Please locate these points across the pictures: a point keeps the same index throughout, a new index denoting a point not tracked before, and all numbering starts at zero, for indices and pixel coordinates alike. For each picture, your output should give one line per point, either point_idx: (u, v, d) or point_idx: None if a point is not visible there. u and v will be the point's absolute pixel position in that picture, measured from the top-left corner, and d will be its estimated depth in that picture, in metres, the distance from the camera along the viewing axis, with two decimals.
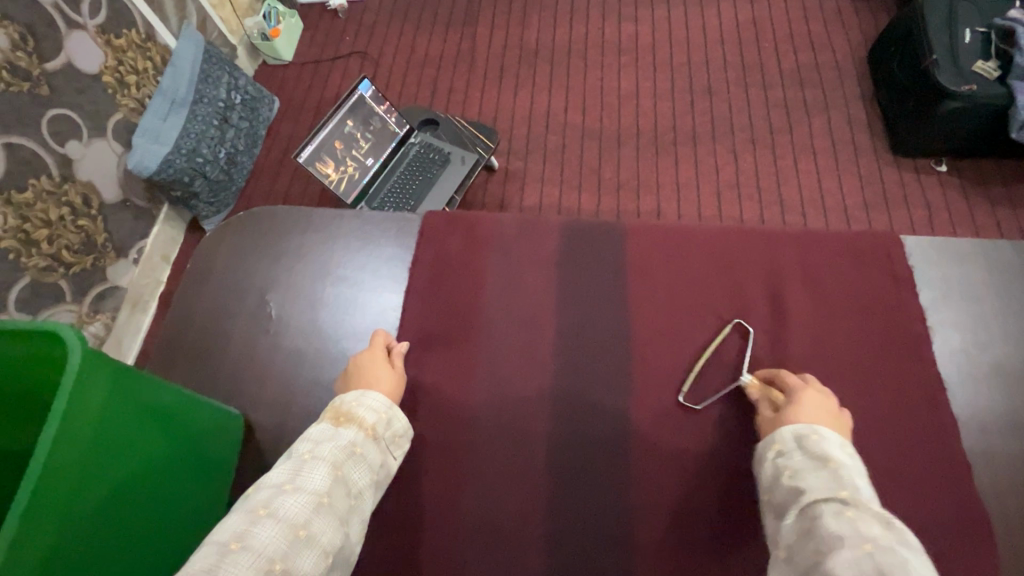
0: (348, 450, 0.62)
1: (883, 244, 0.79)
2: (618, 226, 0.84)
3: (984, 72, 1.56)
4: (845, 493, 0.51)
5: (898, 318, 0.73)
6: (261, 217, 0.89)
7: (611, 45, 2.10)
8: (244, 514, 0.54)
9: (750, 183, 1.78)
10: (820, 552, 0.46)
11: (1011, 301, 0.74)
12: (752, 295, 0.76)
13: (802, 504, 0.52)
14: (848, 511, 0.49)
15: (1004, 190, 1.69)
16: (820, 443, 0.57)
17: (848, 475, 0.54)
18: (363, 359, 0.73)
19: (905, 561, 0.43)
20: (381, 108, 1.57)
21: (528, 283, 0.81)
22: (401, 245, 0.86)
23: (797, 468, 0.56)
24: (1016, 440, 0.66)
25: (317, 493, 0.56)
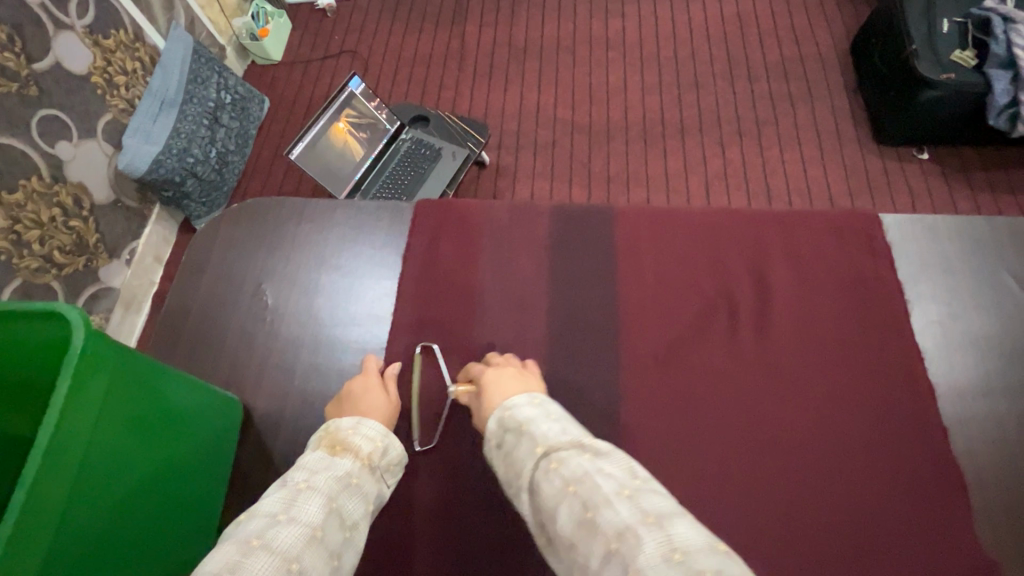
0: (343, 480, 0.58)
1: (862, 221, 0.81)
2: (607, 211, 0.86)
3: (962, 61, 1.59)
4: (542, 448, 0.55)
5: (876, 293, 0.75)
6: (256, 209, 0.90)
7: (599, 40, 2.12)
8: (234, 546, 0.50)
9: (737, 173, 1.81)
10: (554, 520, 0.50)
11: (984, 273, 0.76)
12: (737, 274, 0.79)
13: (525, 482, 0.54)
14: (551, 463, 0.53)
15: (984, 176, 1.73)
16: (512, 414, 0.61)
17: (537, 427, 0.58)
18: (356, 386, 0.71)
19: (601, 484, 0.49)
20: (371, 105, 1.59)
21: (519, 267, 0.82)
22: (394, 231, 0.87)
23: (507, 447, 0.59)
24: (989, 404, 0.69)
25: (310, 525, 0.52)
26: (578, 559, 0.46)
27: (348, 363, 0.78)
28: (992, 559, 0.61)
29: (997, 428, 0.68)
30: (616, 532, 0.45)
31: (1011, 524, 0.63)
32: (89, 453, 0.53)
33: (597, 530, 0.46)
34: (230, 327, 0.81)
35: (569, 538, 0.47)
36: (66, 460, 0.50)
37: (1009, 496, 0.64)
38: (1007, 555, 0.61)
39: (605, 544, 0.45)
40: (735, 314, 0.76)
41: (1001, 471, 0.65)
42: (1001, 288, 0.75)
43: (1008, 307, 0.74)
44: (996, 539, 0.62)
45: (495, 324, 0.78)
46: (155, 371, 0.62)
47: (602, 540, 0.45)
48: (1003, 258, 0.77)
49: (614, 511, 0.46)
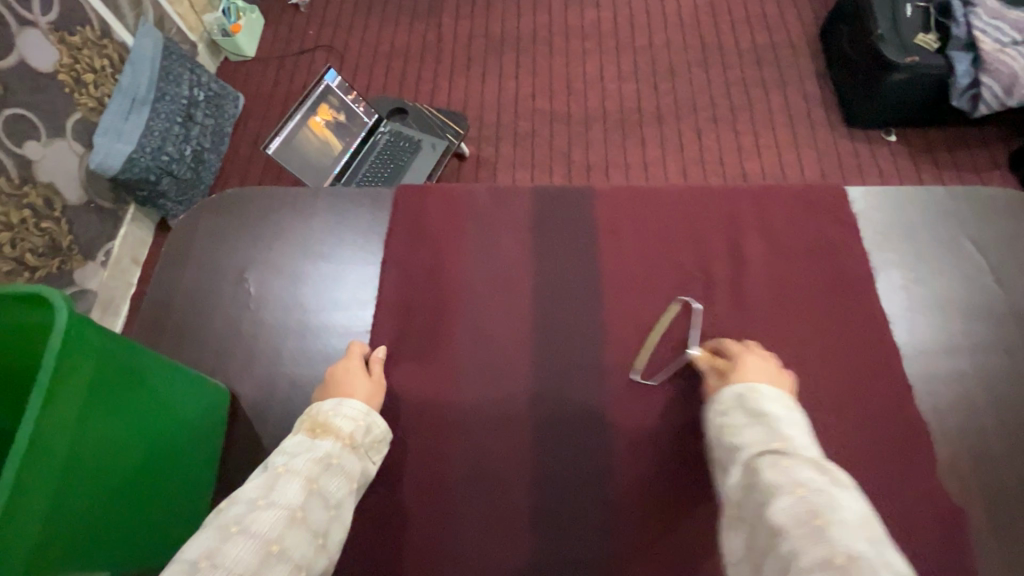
0: (324, 462, 0.59)
1: (830, 194, 0.84)
2: (585, 191, 0.87)
3: (925, 44, 1.65)
4: (779, 443, 0.54)
5: (845, 262, 0.78)
6: (235, 200, 0.90)
7: (575, 31, 2.13)
8: (214, 530, 0.51)
9: (713, 158, 1.85)
10: (765, 506, 0.48)
11: (944, 240, 0.80)
12: (712, 248, 0.81)
13: (745, 462, 0.53)
14: (786, 460, 0.51)
15: (949, 156, 1.79)
16: (759, 400, 0.60)
17: (781, 426, 0.56)
18: (339, 369, 0.72)
19: (841, 503, 0.45)
20: (348, 98, 1.58)
21: (501, 248, 0.83)
22: (375, 217, 0.88)
23: (738, 426, 0.58)
24: (952, 364, 0.72)
25: (291, 506, 0.54)
26: (780, 553, 0.44)
27: (333, 346, 0.78)
28: (957, 507, 0.64)
29: (961, 386, 0.71)
30: (845, 550, 0.42)
31: (974, 474, 0.66)
32: (75, 445, 0.53)
33: (821, 536, 0.43)
34: (210, 317, 0.81)
35: (779, 530, 0.45)
36: (53, 452, 0.51)
37: (973, 449, 0.67)
38: (970, 503, 0.65)
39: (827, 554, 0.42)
40: (711, 287, 0.78)
41: (964, 426, 0.69)
42: (962, 255, 0.78)
43: (968, 272, 0.77)
44: (962, 488, 0.65)
45: (477, 306, 0.80)
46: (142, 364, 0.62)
47: (824, 550, 0.42)
48: (964, 226, 0.80)
49: (850, 533, 0.43)
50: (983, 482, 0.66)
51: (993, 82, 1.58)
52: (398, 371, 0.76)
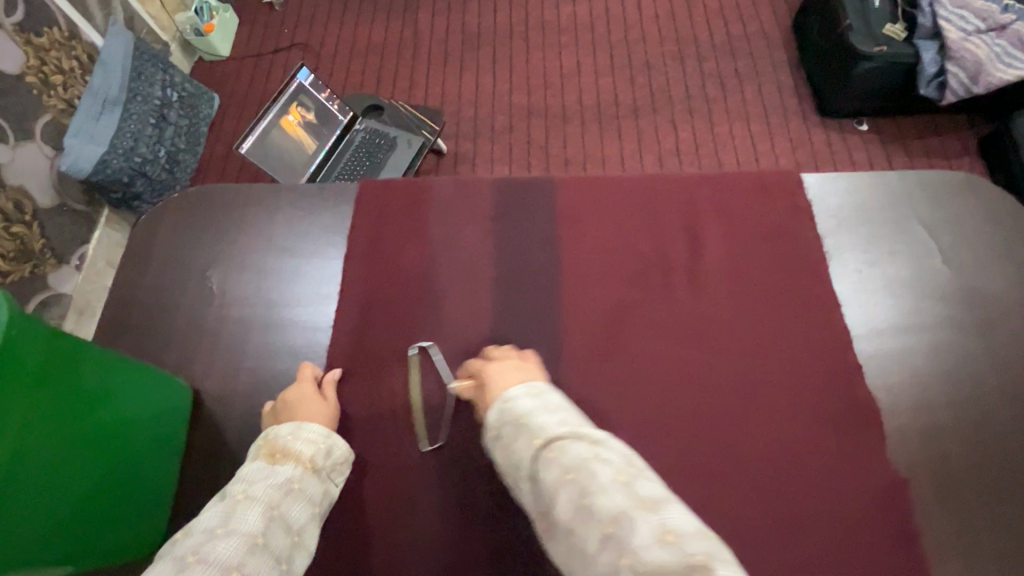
0: (284, 487, 0.60)
1: (786, 181, 0.86)
2: (547, 182, 0.88)
3: (893, 34, 1.68)
4: (540, 439, 0.57)
5: (800, 245, 0.80)
6: (198, 197, 0.89)
7: (551, 25, 2.14)
8: (171, 562, 0.51)
9: (689, 150, 1.87)
10: (553, 507, 0.52)
11: (895, 223, 0.81)
12: (672, 235, 0.82)
13: (524, 472, 0.56)
14: (550, 451, 0.55)
15: (919, 143, 1.82)
16: (513, 404, 0.62)
17: (535, 419, 0.59)
18: (292, 395, 0.71)
19: (598, 471, 0.51)
20: (322, 96, 1.58)
21: (463, 240, 0.84)
22: (339, 212, 0.87)
23: (506, 439, 0.60)
24: (902, 343, 0.74)
25: (251, 533, 0.55)
26: (577, 545, 0.49)
27: (299, 344, 0.79)
28: (903, 479, 0.66)
29: (910, 364, 0.72)
30: (611, 518, 0.47)
31: (922, 447, 0.68)
32: (24, 448, 0.53)
33: (594, 516, 0.48)
34: (175, 314, 0.81)
35: (568, 526, 0.50)
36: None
37: (921, 423, 0.69)
38: (918, 475, 0.66)
39: (601, 529, 0.47)
40: (672, 274, 0.79)
41: (913, 401, 0.70)
42: (913, 236, 0.80)
43: (920, 253, 0.79)
44: (909, 461, 0.67)
45: (439, 297, 0.80)
46: (97, 388, 0.62)
47: (598, 527, 0.47)
48: (916, 208, 0.82)
49: (611, 497, 0.49)
50: (931, 455, 0.67)
51: (959, 69, 1.61)
52: (362, 363, 0.77)
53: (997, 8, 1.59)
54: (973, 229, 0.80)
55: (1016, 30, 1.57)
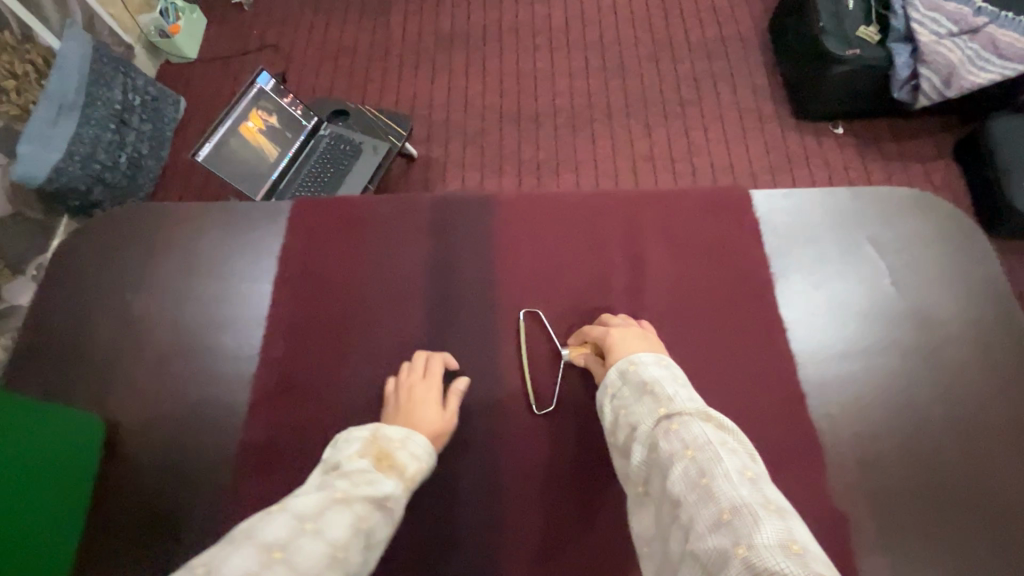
0: (379, 502, 0.56)
1: (735, 197, 0.83)
2: (489, 199, 0.85)
3: (867, 37, 1.66)
4: (664, 410, 0.58)
5: (744, 266, 0.77)
6: (122, 217, 0.85)
7: (525, 27, 2.10)
8: (257, 549, 0.45)
9: (663, 154, 1.84)
10: (664, 476, 0.52)
11: (843, 243, 0.78)
12: (613, 256, 0.79)
13: (640, 435, 0.58)
14: (673, 423, 0.56)
15: (895, 146, 1.80)
16: (637, 371, 0.64)
17: (662, 390, 0.61)
18: (418, 394, 0.69)
19: (726, 457, 0.50)
20: (284, 101, 1.54)
21: (398, 261, 0.81)
22: (270, 232, 0.84)
23: (626, 402, 0.62)
24: (845, 370, 0.71)
25: (336, 542, 0.49)
26: (682, 520, 0.48)
27: (222, 369, 0.75)
28: (840, 512, 0.64)
29: (853, 391, 0.70)
30: (732, 505, 0.46)
31: (862, 479, 0.66)
32: None
33: (713, 497, 0.47)
34: (94, 340, 0.77)
35: (677, 499, 0.50)
36: None
37: (864, 454, 0.67)
38: (858, 509, 0.64)
39: (718, 512, 0.46)
40: (613, 296, 0.77)
41: (856, 431, 0.68)
42: (862, 257, 0.78)
43: (870, 274, 0.77)
44: (848, 495, 0.65)
45: (371, 324, 0.77)
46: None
47: (714, 509, 0.47)
48: (865, 226, 0.79)
49: (735, 488, 0.48)
50: (869, 488, 0.65)
51: (931, 73, 1.59)
52: (287, 392, 0.73)
53: (968, 11, 1.57)
54: (924, 249, 0.78)
55: (988, 33, 1.55)
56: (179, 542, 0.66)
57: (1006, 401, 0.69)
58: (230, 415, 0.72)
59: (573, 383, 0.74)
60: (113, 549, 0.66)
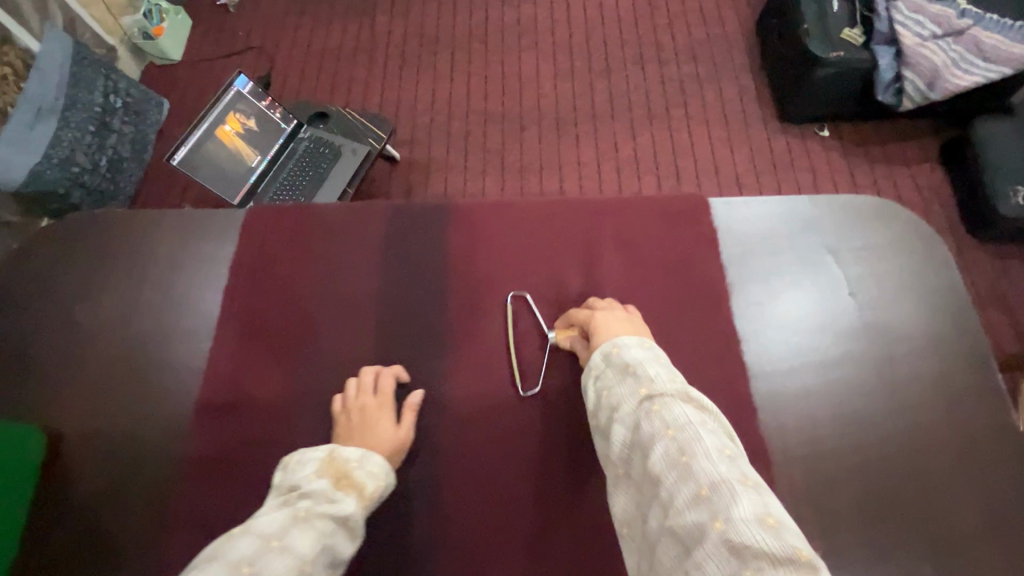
0: (343, 519, 0.57)
1: (695, 206, 0.82)
2: (449, 208, 0.84)
3: (851, 39, 1.65)
4: (644, 389, 0.58)
5: (700, 276, 0.76)
6: (75, 224, 0.85)
7: (511, 28, 2.09)
8: (224, 567, 0.47)
9: (648, 157, 1.83)
10: (646, 456, 0.53)
11: (802, 254, 0.77)
12: (569, 265, 0.79)
13: (621, 415, 0.58)
14: (654, 403, 0.56)
15: (881, 149, 1.78)
16: (620, 351, 0.64)
17: (644, 369, 0.61)
18: (369, 412, 0.68)
19: (705, 436, 0.51)
20: (262, 104, 1.53)
21: (351, 271, 0.80)
22: (223, 241, 0.83)
23: (609, 382, 0.62)
24: (800, 383, 0.70)
25: (302, 557, 0.51)
26: (662, 498, 0.49)
27: (166, 382, 0.74)
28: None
29: (807, 405, 0.69)
30: (711, 483, 0.47)
31: (812, 496, 0.64)
32: None
33: (693, 476, 0.48)
34: (43, 350, 0.77)
35: (658, 478, 0.50)
36: None
37: (814, 471, 0.66)
38: (805, 527, 0.63)
39: (696, 491, 0.47)
40: (566, 308, 0.77)
41: (807, 446, 0.67)
42: (820, 268, 0.76)
43: (826, 286, 0.75)
44: (799, 512, 0.64)
45: (323, 334, 0.76)
46: None
47: (694, 487, 0.47)
48: (825, 237, 0.78)
49: (714, 466, 0.48)
50: (821, 504, 0.64)
51: (915, 76, 1.58)
52: (231, 405, 0.71)
53: (953, 13, 1.56)
54: (880, 261, 0.77)
55: (972, 36, 1.54)
56: (119, 558, 0.65)
57: (961, 418, 0.68)
58: (173, 428, 0.71)
59: (525, 395, 0.73)
60: (52, 565, 0.65)
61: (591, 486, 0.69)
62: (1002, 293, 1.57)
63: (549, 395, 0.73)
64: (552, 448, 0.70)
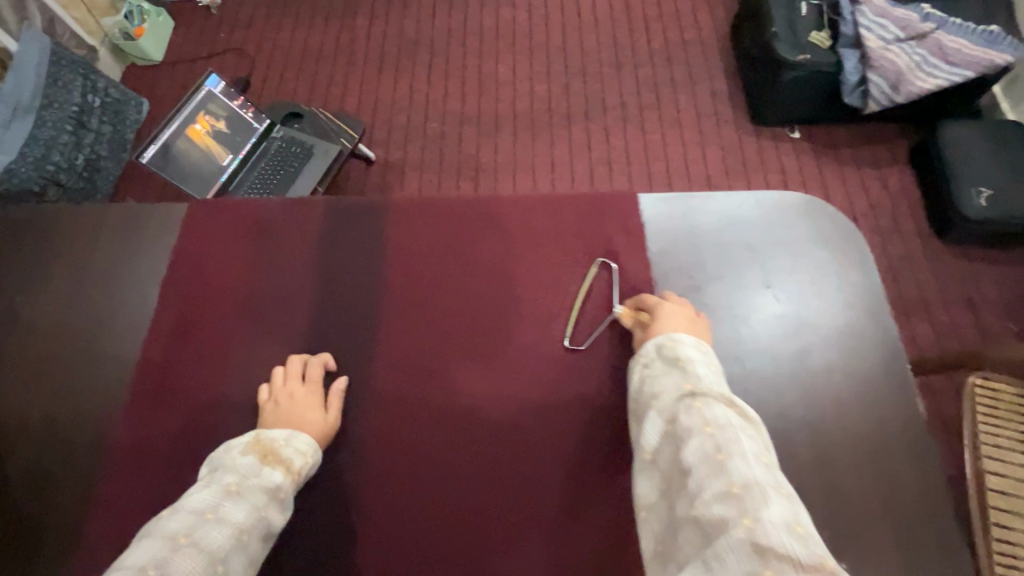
0: (273, 493, 0.62)
1: (626, 204, 0.86)
2: (392, 205, 0.88)
3: (818, 42, 1.67)
4: (690, 387, 0.61)
5: (626, 276, 0.81)
6: (26, 219, 0.90)
7: (489, 31, 2.11)
8: (161, 540, 0.54)
9: (620, 158, 1.85)
10: (680, 446, 0.55)
11: (721, 249, 0.81)
12: (501, 261, 0.83)
13: (661, 405, 0.61)
14: (696, 400, 0.58)
15: (851, 151, 1.80)
16: (675, 347, 0.67)
17: (694, 369, 0.63)
18: (298, 398, 0.72)
19: (743, 438, 0.53)
20: (235, 104, 1.55)
21: (288, 265, 0.84)
22: (163, 236, 0.88)
23: (657, 374, 0.65)
24: None
25: (238, 527, 0.57)
26: (689, 488, 0.51)
27: (102, 370, 0.79)
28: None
29: None
30: (743, 481, 0.49)
31: None
32: None
33: (725, 471, 0.50)
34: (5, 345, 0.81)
35: (689, 468, 0.52)
36: None
37: None
38: None
39: (726, 484, 0.49)
40: (498, 302, 0.81)
41: None
42: (738, 261, 0.80)
43: (746, 279, 0.79)
44: None
45: (262, 325, 0.81)
46: None
47: (725, 482, 0.49)
48: (746, 232, 0.82)
49: (750, 467, 0.50)
50: None
51: (880, 78, 1.60)
52: (165, 393, 0.76)
53: (916, 17, 1.59)
54: (805, 253, 0.80)
55: (935, 39, 1.57)
56: (47, 537, 0.70)
57: (868, 408, 0.72)
58: (109, 417, 0.75)
59: (453, 383, 0.76)
60: None
61: (515, 468, 0.71)
62: (966, 293, 1.58)
63: (478, 386, 0.76)
64: (480, 432, 0.73)
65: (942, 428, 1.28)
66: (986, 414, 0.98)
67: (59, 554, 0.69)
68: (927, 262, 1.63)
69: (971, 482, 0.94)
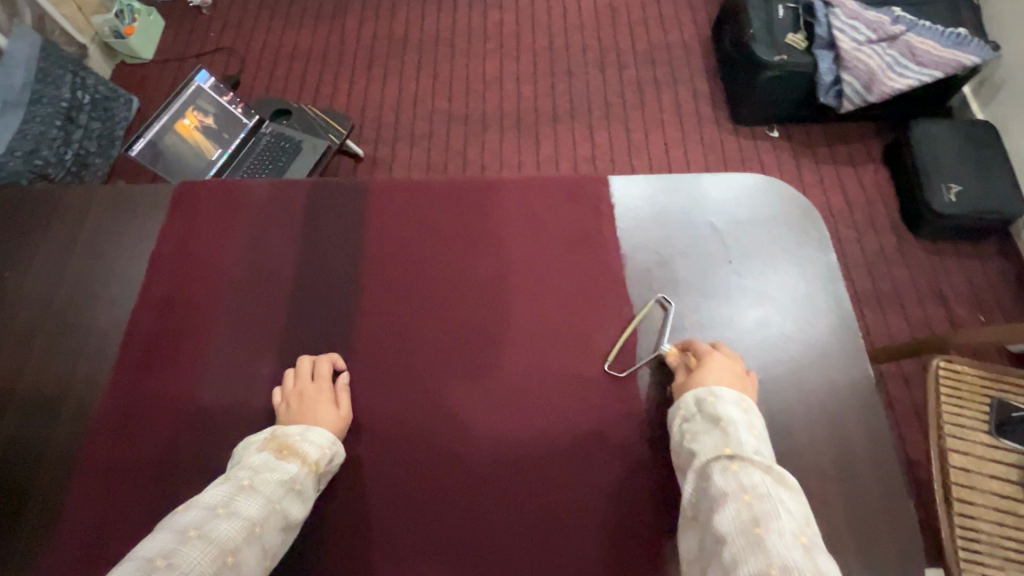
0: (287, 485, 0.64)
1: (599, 188, 0.90)
2: (374, 189, 0.91)
3: (795, 44, 1.72)
4: (728, 450, 0.62)
5: (597, 250, 0.84)
6: (13, 201, 0.92)
7: (477, 32, 2.15)
8: (172, 534, 0.56)
9: (605, 156, 1.89)
10: (716, 511, 0.56)
11: (687, 225, 0.85)
12: (478, 242, 0.86)
13: (699, 465, 0.63)
14: (733, 465, 0.60)
15: (828, 151, 1.85)
16: (714, 402, 0.67)
17: (734, 430, 0.64)
18: (308, 392, 0.73)
19: (782, 515, 0.54)
20: (223, 99, 1.58)
21: (273, 243, 0.87)
22: (150, 216, 0.90)
23: (695, 430, 0.66)
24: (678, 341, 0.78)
25: (250, 520, 0.59)
26: (724, 559, 0.53)
27: (89, 344, 0.81)
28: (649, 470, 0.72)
29: None
30: (780, 562, 0.50)
31: None
32: None
33: (762, 547, 0.51)
34: None
35: (723, 537, 0.54)
36: None
37: None
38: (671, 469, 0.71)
39: (763, 565, 0.50)
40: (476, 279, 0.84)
41: None
42: (704, 237, 0.84)
43: (713, 254, 0.83)
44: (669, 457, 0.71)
45: (244, 301, 0.83)
46: None
47: (762, 561, 0.50)
48: (711, 210, 0.86)
49: (787, 549, 0.51)
50: None
51: (853, 78, 1.65)
52: (152, 364, 0.79)
53: (887, 19, 1.65)
54: (769, 230, 0.85)
55: (906, 40, 1.63)
56: (34, 501, 0.72)
57: (826, 374, 0.76)
58: (95, 389, 0.78)
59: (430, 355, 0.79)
60: None
61: (488, 432, 0.74)
62: (938, 285, 1.63)
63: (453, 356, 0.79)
64: (457, 396, 0.76)
65: (913, 414, 1.31)
66: (950, 395, 1.01)
67: (42, 521, 0.71)
68: (901, 255, 1.68)
69: (935, 462, 0.97)
